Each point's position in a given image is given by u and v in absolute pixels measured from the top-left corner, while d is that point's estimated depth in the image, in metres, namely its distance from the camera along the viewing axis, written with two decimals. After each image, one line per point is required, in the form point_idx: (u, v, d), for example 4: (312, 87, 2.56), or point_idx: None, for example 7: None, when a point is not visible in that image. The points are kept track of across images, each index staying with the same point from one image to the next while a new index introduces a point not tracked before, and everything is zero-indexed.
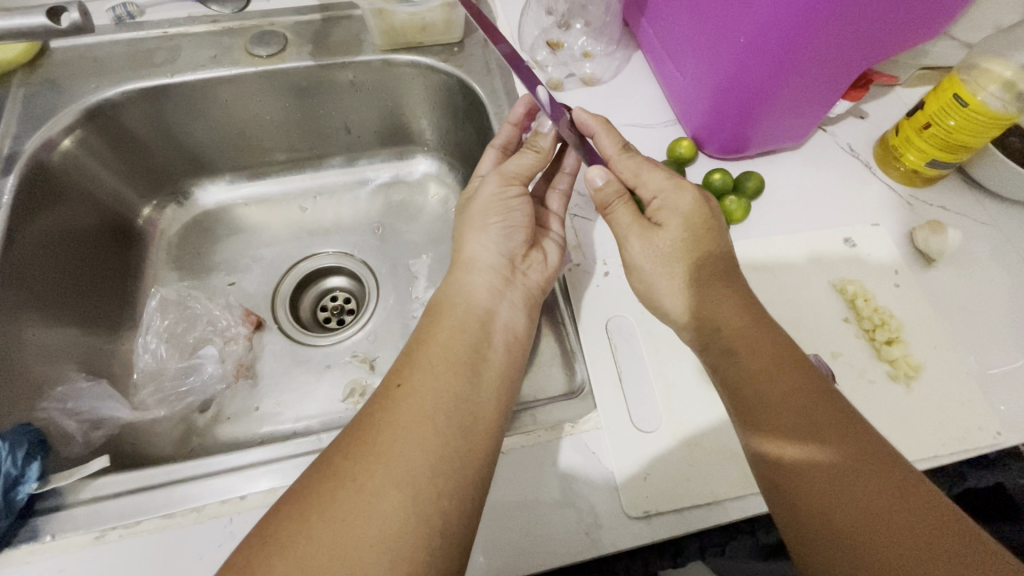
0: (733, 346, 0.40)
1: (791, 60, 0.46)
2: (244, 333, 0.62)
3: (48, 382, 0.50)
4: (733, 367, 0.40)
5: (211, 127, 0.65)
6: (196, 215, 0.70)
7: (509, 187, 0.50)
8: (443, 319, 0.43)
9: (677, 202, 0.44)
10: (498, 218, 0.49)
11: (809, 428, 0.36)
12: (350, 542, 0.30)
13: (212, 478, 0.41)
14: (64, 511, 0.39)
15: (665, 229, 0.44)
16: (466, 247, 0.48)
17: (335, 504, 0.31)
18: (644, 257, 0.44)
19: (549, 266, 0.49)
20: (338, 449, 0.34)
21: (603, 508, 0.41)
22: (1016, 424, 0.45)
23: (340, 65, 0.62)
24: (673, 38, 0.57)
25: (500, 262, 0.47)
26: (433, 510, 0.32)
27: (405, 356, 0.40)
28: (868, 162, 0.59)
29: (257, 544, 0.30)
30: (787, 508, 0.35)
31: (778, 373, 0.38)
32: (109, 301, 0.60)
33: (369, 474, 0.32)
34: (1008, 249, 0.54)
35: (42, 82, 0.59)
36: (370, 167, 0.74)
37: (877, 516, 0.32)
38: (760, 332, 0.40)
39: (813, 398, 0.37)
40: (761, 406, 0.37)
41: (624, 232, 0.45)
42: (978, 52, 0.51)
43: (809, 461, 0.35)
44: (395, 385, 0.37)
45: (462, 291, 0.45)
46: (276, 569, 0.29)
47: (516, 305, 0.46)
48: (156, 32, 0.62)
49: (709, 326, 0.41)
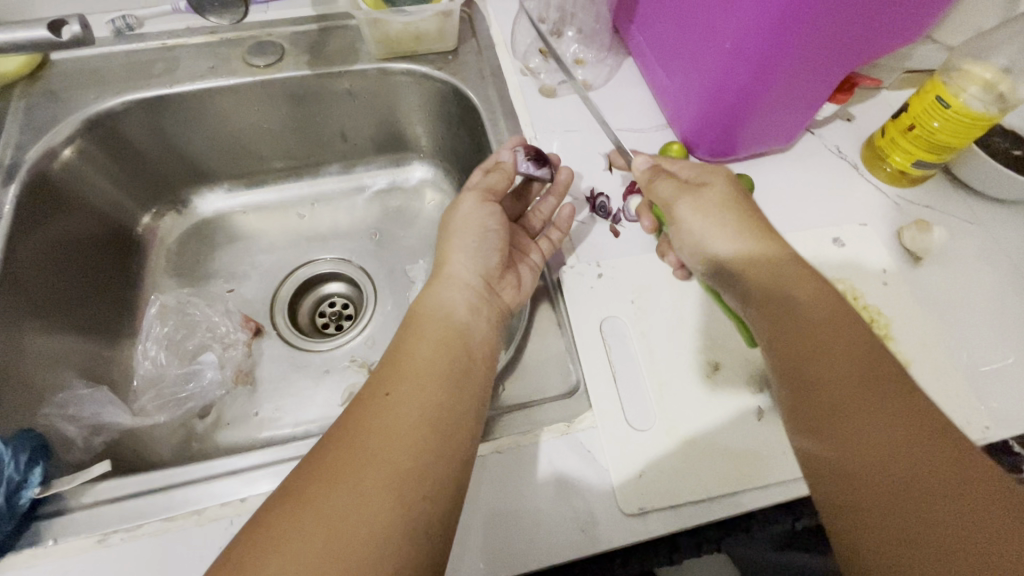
0: (783, 311, 0.41)
1: (775, 66, 0.47)
2: (243, 339, 0.63)
3: (49, 389, 0.51)
4: (784, 331, 0.41)
5: (209, 136, 0.66)
6: (194, 223, 0.71)
7: (486, 206, 0.50)
8: (426, 330, 0.43)
9: (718, 167, 0.50)
10: (475, 237, 0.49)
11: (851, 393, 0.36)
12: (342, 540, 0.31)
13: (212, 481, 0.41)
14: (66, 516, 0.40)
15: (712, 185, 0.49)
16: (443, 261, 0.49)
17: (326, 503, 0.32)
18: (696, 213, 0.48)
19: (523, 289, 0.50)
20: (326, 454, 0.35)
21: (599, 505, 0.41)
22: (1004, 419, 0.46)
23: (336, 74, 0.63)
24: (662, 44, 0.59)
25: (476, 280, 0.48)
26: (418, 514, 0.33)
27: (390, 365, 0.40)
28: (856, 163, 0.60)
29: (249, 543, 0.31)
30: (828, 466, 0.35)
31: (832, 336, 0.39)
32: (109, 308, 0.61)
33: (361, 477, 0.33)
34: (995, 248, 0.55)
35: (43, 94, 0.59)
36: (367, 174, 0.75)
37: (922, 471, 0.32)
38: (806, 301, 0.41)
39: (866, 369, 0.37)
40: (807, 370, 0.38)
41: (674, 195, 0.49)
42: (959, 55, 0.53)
43: (851, 425, 0.35)
44: (383, 394, 0.38)
45: (440, 305, 0.45)
46: (269, 566, 0.29)
47: (489, 323, 0.46)
48: (155, 44, 0.63)
49: (768, 290, 0.43)
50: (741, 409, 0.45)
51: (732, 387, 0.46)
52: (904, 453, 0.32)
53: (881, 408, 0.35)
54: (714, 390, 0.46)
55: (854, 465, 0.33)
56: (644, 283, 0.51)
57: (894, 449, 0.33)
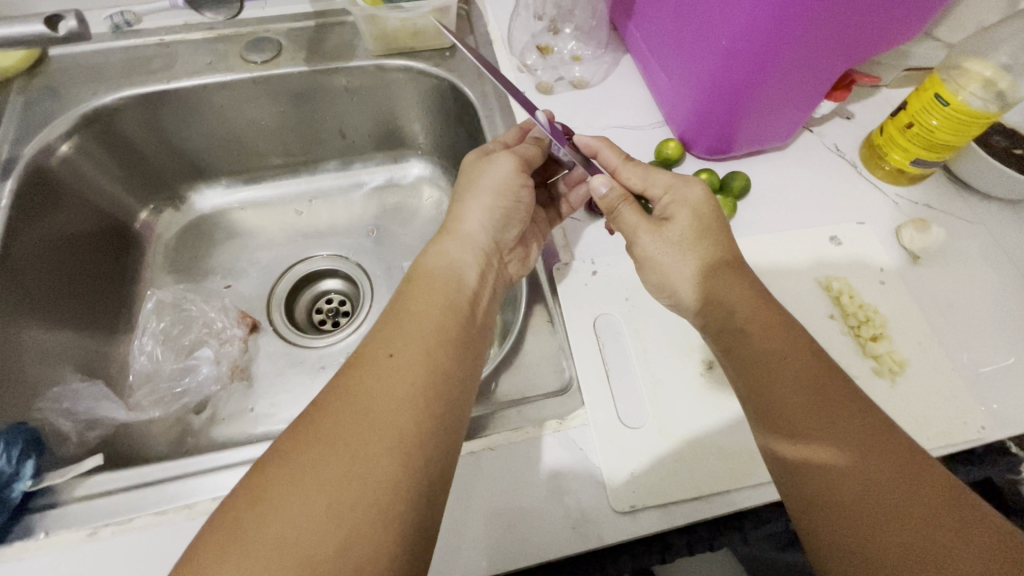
0: (745, 330, 0.41)
1: (772, 64, 0.47)
2: (239, 335, 0.63)
3: (44, 383, 0.51)
4: (744, 348, 0.40)
5: (207, 132, 0.66)
6: (192, 219, 0.71)
7: (523, 174, 0.50)
8: (434, 292, 0.42)
9: (687, 195, 0.46)
10: (502, 201, 0.49)
11: (813, 421, 0.36)
12: (344, 503, 0.31)
13: (203, 476, 0.41)
14: (57, 509, 0.40)
15: (674, 223, 0.45)
16: (466, 218, 0.48)
17: (328, 466, 0.32)
18: (658, 252, 0.45)
19: (527, 263, 0.51)
20: (325, 414, 0.34)
21: (590, 503, 0.41)
22: (1005, 420, 0.46)
23: (334, 70, 0.63)
24: (659, 41, 0.58)
25: (492, 247, 0.48)
26: (419, 478, 0.33)
27: (393, 326, 0.39)
28: (854, 161, 0.60)
29: (245, 507, 0.30)
30: (797, 496, 0.35)
31: (789, 358, 0.38)
32: (105, 303, 0.61)
33: (363, 440, 0.33)
34: (996, 247, 0.55)
35: (41, 89, 0.60)
36: (365, 171, 0.75)
37: (886, 494, 0.32)
38: (762, 323, 0.40)
39: (822, 382, 0.37)
40: (767, 399, 0.38)
41: (632, 232, 0.46)
42: (959, 52, 0.52)
43: (816, 456, 0.35)
44: (387, 355, 0.37)
45: (456, 268, 0.45)
46: (271, 529, 0.30)
47: (496, 294, 0.48)
48: (153, 40, 0.63)
49: (721, 311, 0.42)
50: (736, 409, 0.45)
51: (726, 386, 0.46)
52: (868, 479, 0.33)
53: (842, 437, 0.34)
54: (708, 388, 0.46)
55: (820, 494, 0.34)
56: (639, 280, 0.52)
57: (858, 477, 0.33)
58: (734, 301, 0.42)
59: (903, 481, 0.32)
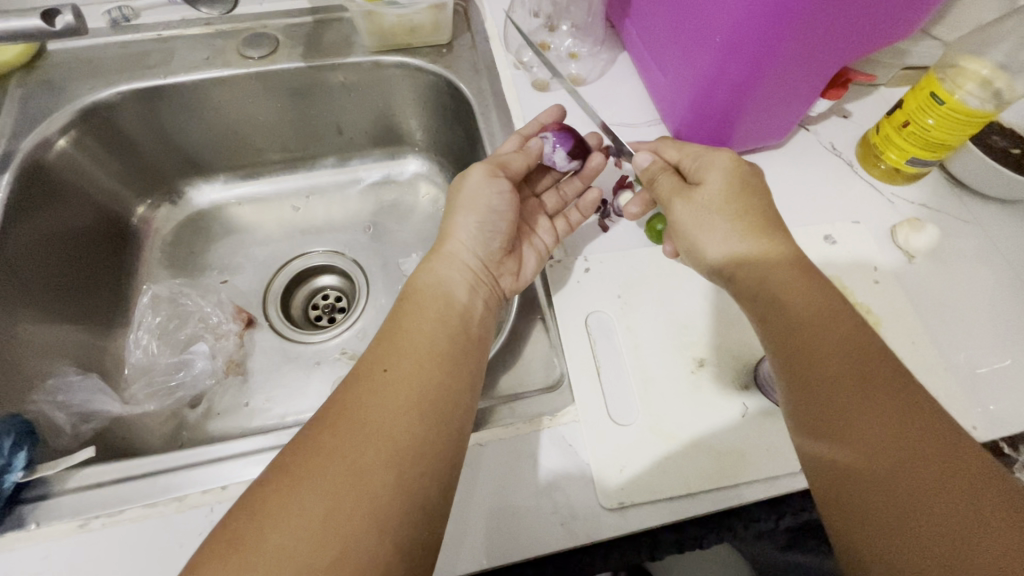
0: (779, 297, 0.41)
1: (767, 60, 0.47)
2: (235, 330, 0.63)
3: (39, 375, 0.52)
4: (776, 317, 0.40)
5: (204, 128, 0.67)
6: (190, 214, 0.72)
7: (496, 182, 0.49)
8: (427, 309, 0.43)
9: (713, 159, 0.47)
10: (480, 216, 0.49)
11: (846, 384, 0.36)
12: (342, 514, 0.31)
13: (194, 469, 0.42)
14: (49, 500, 0.40)
15: (704, 187, 0.46)
16: (450, 237, 0.50)
17: (325, 478, 0.32)
18: (687, 215, 0.46)
19: (520, 278, 0.51)
20: (323, 429, 0.35)
21: (579, 500, 0.41)
22: (999, 421, 0.46)
23: (331, 66, 0.63)
24: (655, 37, 0.58)
25: (476, 263, 0.49)
26: (417, 488, 0.33)
27: (388, 343, 0.40)
28: (850, 160, 0.59)
29: (247, 519, 0.31)
30: (823, 454, 0.35)
31: (827, 324, 0.39)
32: (102, 297, 0.61)
33: (360, 453, 0.33)
34: (993, 247, 0.55)
35: (39, 84, 0.60)
36: (362, 167, 0.75)
37: (920, 461, 0.31)
38: (800, 292, 0.41)
39: (860, 355, 0.37)
40: (801, 359, 0.38)
41: (668, 199, 0.48)
42: (956, 50, 0.52)
43: (848, 418, 0.35)
44: (382, 370, 0.38)
45: (441, 284, 0.46)
46: (270, 541, 0.30)
47: (486, 307, 0.48)
48: (150, 35, 0.64)
49: (753, 280, 0.43)
50: (726, 408, 0.45)
51: (717, 384, 0.46)
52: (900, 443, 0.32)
53: (877, 402, 0.34)
54: (698, 386, 0.46)
55: (847, 453, 0.34)
56: (631, 278, 0.51)
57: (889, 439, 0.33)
58: (768, 267, 0.42)
59: (937, 453, 0.31)
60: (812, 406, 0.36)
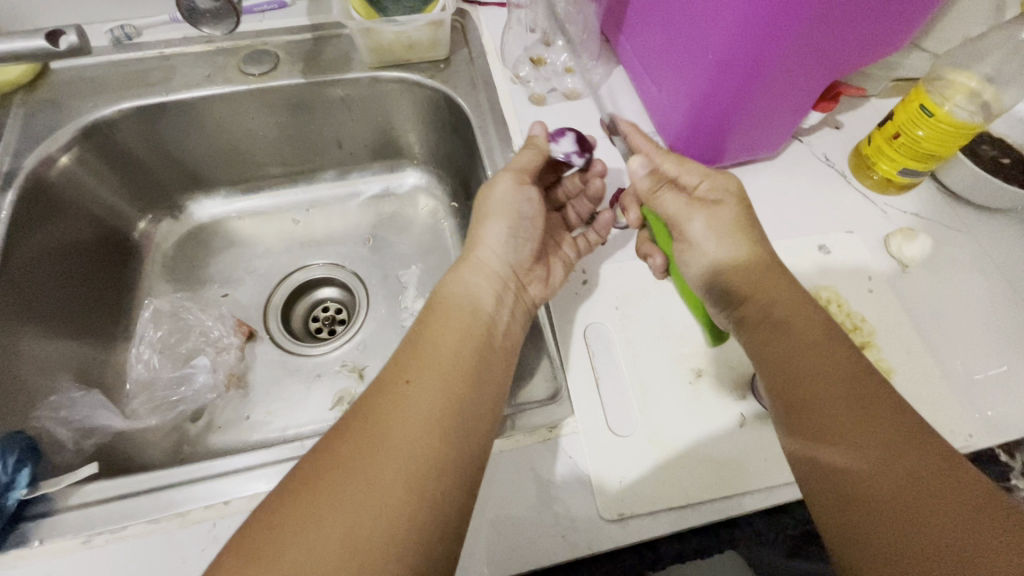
0: (787, 323, 0.42)
1: (758, 74, 0.48)
2: (236, 343, 0.64)
3: (41, 392, 0.52)
4: (783, 343, 0.41)
5: (205, 143, 0.67)
6: (191, 229, 0.72)
7: (524, 189, 0.50)
8: (451, 319, 0.44)
9: (726, 184, 0.50)
10: (511, 224, 0.50)
11: (844, 421, 0.36)
12: (362, 529, 0.31)
13: (197, 483, 0.42)
14: (53, 517, 0.40)
15: (723, 206, 0.49)
16: (480, 244, 0.49)
17: (345, 493, 0.32)
18: (706, 234, 0.49)
19: (551, 284, 0.51)
20: (343, 441, 0.35)
21: (580, 511, 0.42)
22: (994, 429, 0.46)
23: (331, 82, 0.64)
24: (649, 54, 0.59)
25: (505, 270, 0.49)
26: (437, 505, 0.34)
27: (411, 353, 0.41)
28: (843, 170, 0.60)
29: (267, 532, 0.31)
30: (825, 496, 0.35)
31: (820, 359, 0.39)
32: (103, 313, 0.61)
33: (381, 468, 0.34)
34: (985, 255, 0.55)
35: (42, 101, 0.61)
36: (362, 180, 0.76)
37: (910, 492, 0.32)
38: (803, 321, 0.42)
39: (859, 382, 0.37)
40: (796, 400, 0.39)
41: (685, 213, 0.50)
42: (944, 63, 0.53)
43: (839, 461, 0.35)
44: (404, 381, 0.38)
45: (469, 292, 0.46)
46: (290, 555, 0.30)
47: (516, 316, 0.48)
48: (152, 53, 0.64)
49: (762, 308, 0.44)
50: (723, 417, 0.45)
51: (715, 393, 0.46)
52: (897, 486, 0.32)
53: (870, 442, 0.34)
54: (696, 395, 0.46)
55: (846, 499, 0.34)
56: (629, 290, 0.52)
57: (882, 478, 0.33)
58: (777, 299, 0.44)
59: (926, 480, 0.32)
60: (813, 441, 0.37)
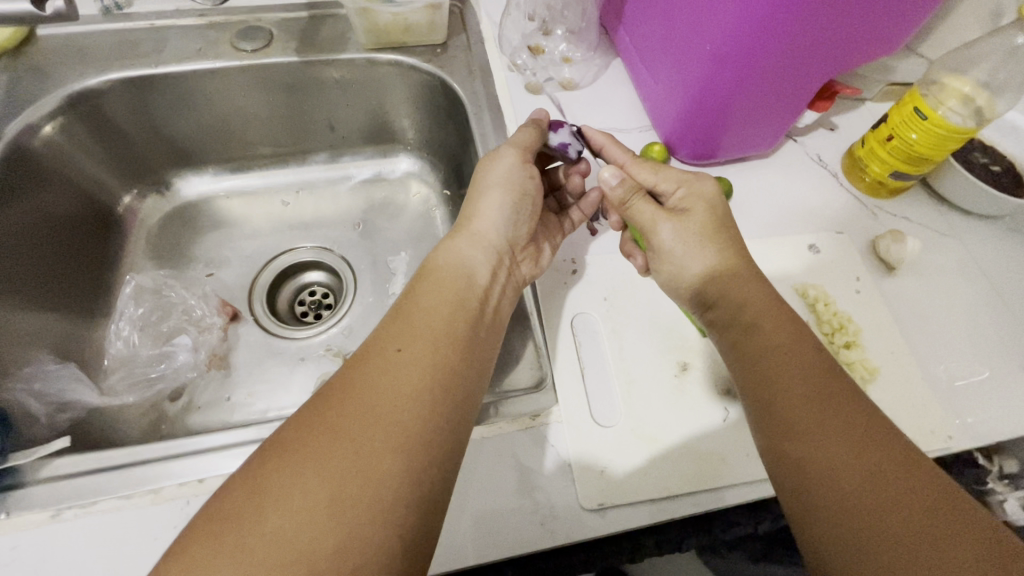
0: (754, 325, 0.42)
1: (754, 70, 0.47)
2: (219, 323, 0.63)
3: (14, 364, 0.51)
4: (750, 344, 0.41)
5: (195, 118, 0.66)
6: (177, 206, 0.71)
7: (527, 166, 0.50)
8: (444, 290, 0.42)
9: (701, 189, 0.48)
10: (511, 198, 0.49)
11: (818, 416, 0.36)
12: (347, 499, 0.31)
13: (170, 461, 0.41)
14: (20, 490, 0.39)
15: (691, 215, 0.47)
16: (477, 216, 0.48)
17: (330, 460, 0.32)
18: (674, 243, 0.47)
19: (540, 264, 0.50)
20: (330, 408, 0.34)
21: (559, 500, 0.41)
22: (973, 432, 0.47)
23: (325, 62, 0.63)
24: (648, 47, 0.59)
25: (501, 245, 0.48)
26: (424, 476, 0.33)
27: (401, 322, 0.39)
28: (836, 172, 0.60)
29: (247, 498, 0.30)
30: (796, 488, 0.35)
31: (791, 353, 0.40)
32: (82, 286, 0.60)
33: (368, 436, 0.33)
34: (971, 261, 0.56)
35: (27, 68, 0.59)
36: (354, 164, 0.75)
37: (879, 486, 0.33)
38: (772, 321, 0.42)
39: (827, 375, 0.38)
40: (769, 392, 0.39)
41: (652, 222, 0.48)
42: (939, 67, 0.53)
43: (815, 456, 0.35)
44: (395, 349, 0.37)
45: (464, 264, 0.45)
46: (271, 522, 0.29)
47: (506, 292, 0.47)
48: (143, 24, 0.63)
49: (733, 305, 0.43)
50: (706, 412, 0.45)
51: (700, 387, 0.46)
52: (870, 485, 0.33)
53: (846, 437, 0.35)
54: (681, 389, 0.46)
55: (815, 490, 0.34)
56: (618, 282, 0.52)
57: (854, 471, 0.34)
58: (745, 298, 0.43)
59: (893, 474, 0.33)
60: (789, 435, 0.36)
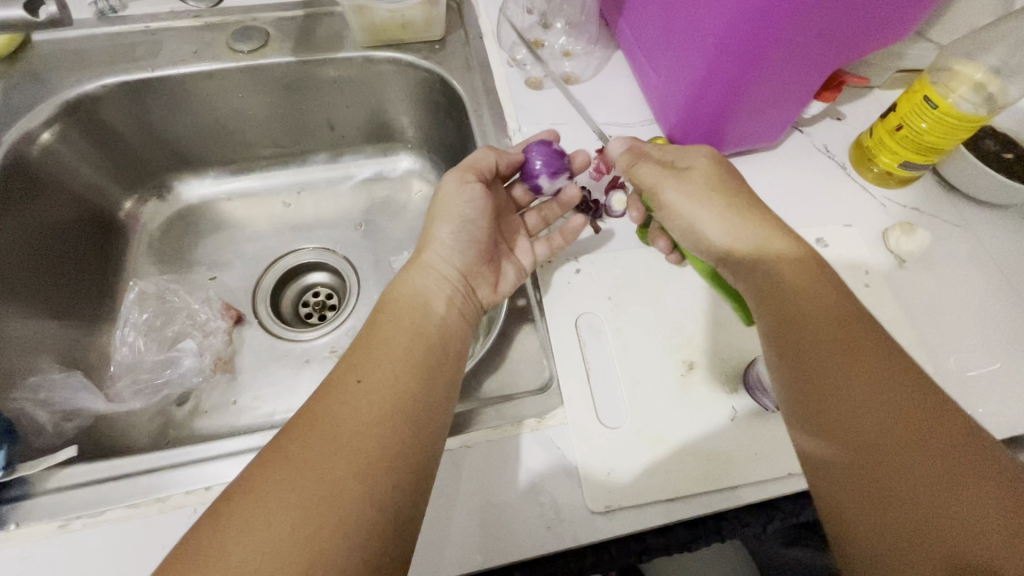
0: (793, 288, 0.41)
1: (758, 61, 0.46)
2: (223, 327, 0.62)
3: (21, 373, 0.51)
4: (787, 309, 0.40)
5: (192, 122, 0.66)
6: (179, 210, 0.71)
7: (469, 191, 0.50)
8: (400, 320, 0.43)
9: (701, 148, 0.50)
10: (459, 228, 0.50)
11: (847, 393, 0.36)
12: (309, 527, 0.31)
13: (177, 469, 0.41)
14: (30, 501, 0.40)
15: (694, 170, 0.48)
16: (431, 245, 0.50)
17: (292, 492, 0.32)
18: (681, 199, 0.48)
19: (498, 291, 0.51)
20: (293, 439, 0.34)
21: (566, 502, 0.41)
22: (987, 426, 0.46)
23: (321, 61, 0.63)
24: (649, 39, 0.58)
25: (454, 274, 0.49)
26: (389, 502, 0.33)
27: (362, 352, 0.40)
28: (844, 163, 0.59)
29: (210, 532, 0.30)
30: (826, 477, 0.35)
31: (824, 324, 0.39)
32: (86, 293, 0.60)
33: (330, 465, 0.33)
34: (984, 251, 0.55)
35: (23, 75, 0.59)
36: (354, 164, 0.74)
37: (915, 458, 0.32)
38: (806, 287, 0.41)
39: (864, 341, 0.37)
40: (803, 370, 0.38)
41: (658, 180, 0.49)
42: (949, 54, 0.52)
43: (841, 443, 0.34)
44: (354, 380, 0.38)
45: (419, 294, 0.46)
46: (233, 556, 0.29)
47: (465, 319, 0.48)
48: (139, 27, 0.63)
49: (768, 270, 0.43)
50: (713, 411, 0.45)
51: (707, 385, 0.46)
52: (908, 454, 0.32)
53: (876, 415, 0.34)
54: (687, 389, 0.46)
55: (848, 478, 0.33)
56: (622, 281, 0.51)
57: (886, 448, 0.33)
58: (779, 260, 0.43)
59: (926, 443, 0.32)
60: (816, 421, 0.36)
